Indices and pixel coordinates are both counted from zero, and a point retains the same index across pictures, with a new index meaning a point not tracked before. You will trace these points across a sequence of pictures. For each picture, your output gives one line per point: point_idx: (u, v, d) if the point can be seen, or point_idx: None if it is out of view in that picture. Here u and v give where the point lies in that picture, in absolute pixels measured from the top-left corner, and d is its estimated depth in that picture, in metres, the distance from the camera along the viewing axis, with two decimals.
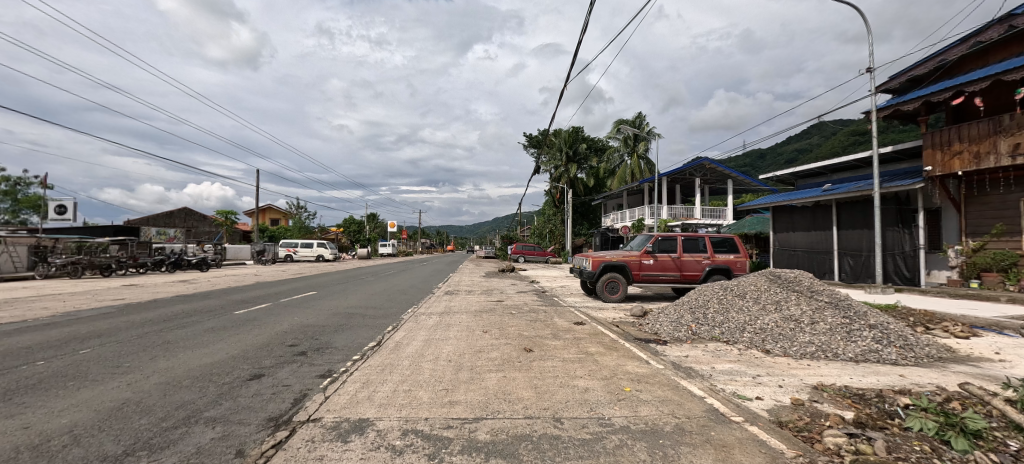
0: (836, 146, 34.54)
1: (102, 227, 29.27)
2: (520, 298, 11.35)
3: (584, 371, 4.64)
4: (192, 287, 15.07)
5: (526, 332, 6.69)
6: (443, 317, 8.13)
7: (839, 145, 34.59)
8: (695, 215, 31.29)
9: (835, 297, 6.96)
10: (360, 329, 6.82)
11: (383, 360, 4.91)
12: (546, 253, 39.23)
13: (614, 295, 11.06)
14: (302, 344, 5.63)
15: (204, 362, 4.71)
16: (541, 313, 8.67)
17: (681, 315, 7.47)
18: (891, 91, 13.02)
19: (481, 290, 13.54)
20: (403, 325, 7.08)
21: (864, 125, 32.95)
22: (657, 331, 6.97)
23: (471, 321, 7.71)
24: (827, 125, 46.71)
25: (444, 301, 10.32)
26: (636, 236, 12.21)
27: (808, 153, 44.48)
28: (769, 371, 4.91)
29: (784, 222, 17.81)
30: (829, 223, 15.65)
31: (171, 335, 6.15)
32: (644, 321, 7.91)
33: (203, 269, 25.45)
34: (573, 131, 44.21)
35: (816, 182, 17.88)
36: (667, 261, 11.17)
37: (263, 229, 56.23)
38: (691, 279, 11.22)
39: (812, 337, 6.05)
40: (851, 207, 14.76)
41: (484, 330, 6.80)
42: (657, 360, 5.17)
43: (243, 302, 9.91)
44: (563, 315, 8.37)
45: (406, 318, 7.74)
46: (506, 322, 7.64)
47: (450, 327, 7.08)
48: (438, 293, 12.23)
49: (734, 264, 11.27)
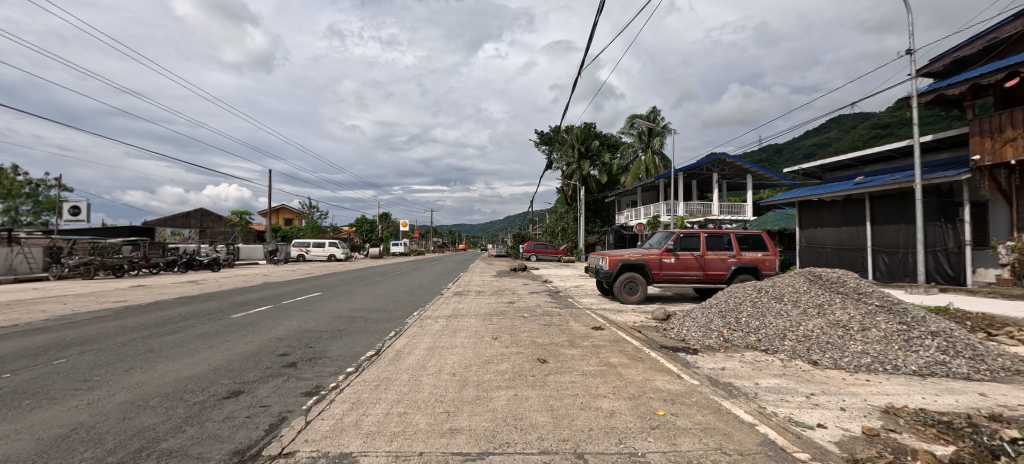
0: (860, 139, 33.02)
1: (118, 227, 29.70)
2: (532, 299, 10.77)
3: (608, 388, 4.02)
4: (198, 288, 14.92)
5: (538, 339, 6.10)
6: (449, 321, 7.59)
7: (863, 138, 33.06)
8: (713, 211, 30.21)
9: (887, 300, 6.17)
10: (359, 335, 6.31)
11: (380, 374, 4.36)
12: (558, 252, 38.54)
13: (633, 296, 10.38)
14: (293, 353, 5.14)
15: (182, 376, 4.26)
16: (555, 317, 8.05)
17: (709, 319, 6.79)
18: (933, 75, 11.96)
19: (491, 290, 12.98)
20: (406, 331, 6.56)
21: (891, 118, 31.43)
22: (683, 337, 6.32)
23: (480, 326, 7.16)
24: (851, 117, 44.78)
25: (452, 303, 9.77)
26: (656, 233, 11.50)
27: (829, 148, 42.82)
28: (823, 388, 4.21)
29: (811, 217, 16.81)
30: (862, 218, 14.62)
31: (158, 342, 5.75)
32: (668, 326, 7.24)
33: (215, 269, 25.54)
34: (584, 127, 43.29)
35: (846, 175, 16.81)
36: (690, 259, 10.44)
37: (277, 229, 56.77)
38: (716, 279, 10.47)
39: (865, 346, 5.31)
40: (887, 200, 13.73)
41: (493, 336, 6.23)
42: (690, 373, 4.52)
43: (244, 304, 9.58)
44: (579, 319, 7.74)
45: (411, 323, 7.23)
46: (517, 327, 7.07)
47: (456, 333, 6.52)
48: (447, 294, 11.72)
49: (762, 263, 10.50)
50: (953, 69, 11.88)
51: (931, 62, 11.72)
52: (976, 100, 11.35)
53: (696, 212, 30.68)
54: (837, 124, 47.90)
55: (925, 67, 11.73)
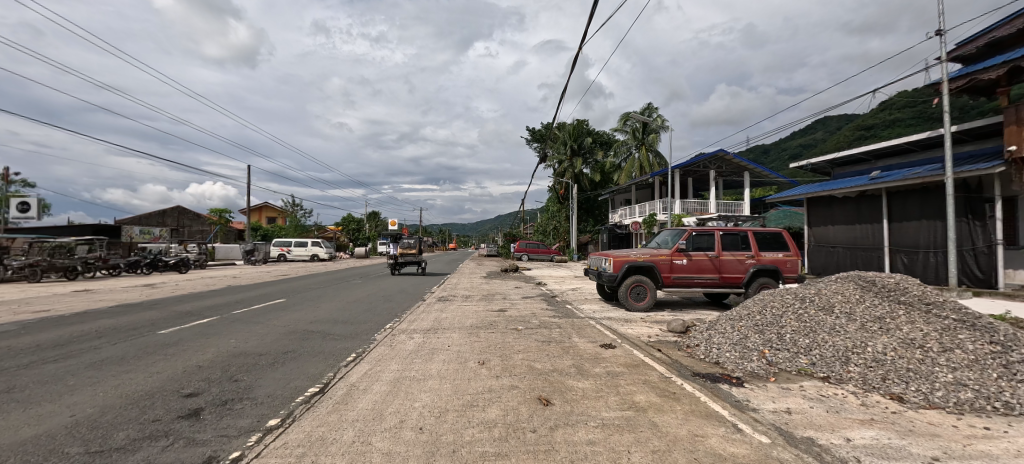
0: (851, 138, 32.67)
1: (78, 227, 27.58)
2: (527, 306, 9.47)
3: (644, 455, 2.72)
4: (153, 292, 13.31)
5: (537, 364, 4.80)
6: (428, 337, 6.24)
7: (854, 137, 32.75)
8: (709, 210, 29.29)
9: (965, 313, 5.02)
10: (308, 359, 4.93)
11: (312, 432, 2.99)
12: (551, 252, 37.40)
13: (640, 303, 9.12)
14: (206, 393, 3.77)
15: (13, 441, 2.88)
16: (554, 330, 6.75)
17: (743, 335, 5.59)
18: (963, 59, 11.04)
19: (480, 295, 11.68)
20: (369, 354, 5.17)
21: (882, 116, 31.06)
22: (715, 359, 5.09)
23: (465, 343, 5.85)
24: (841, 116, 44.61)
25: (433, 313, 8.41)
26: (663, 230, 10.34)
27: (818, 147, 42.57)
28: (944, 447, 2.98)
29: (820, 215, 15.81)
30: (878, 215, 13.66)
31: (30, 375, 4.31)
32: (690, 341, 6.02)
33: (183, 270, 23.70)
34: (577, 124, 42.11)
35: (857, 170, 15.87)
36: (704, 261, 9.26)
37: (257, 227, 54.42)
38: (733, 283, 9.33)
39: (957, 374, 4.13)
40: (906, 196, 12.79)
41: (479, 361, 4.86)
42: (752, 423, 3.25)
43: (187, 315, 8.09)
44: (584, 334, 6.45)
45: (379, 341, 5.90)
46: (510, 345, 5.77)
47: (433, 355, 5.15)
48: (430, 300, 10.39)
49: (784, 264, 9.39)
50: (984, 53, 10.99)
51: (961, 46, 11.03)
52: (1010, 86, 10.40)
53: (693, 211, 29.74)
54: (828, 124, 47.74)
55: (952, 51, 10.92)
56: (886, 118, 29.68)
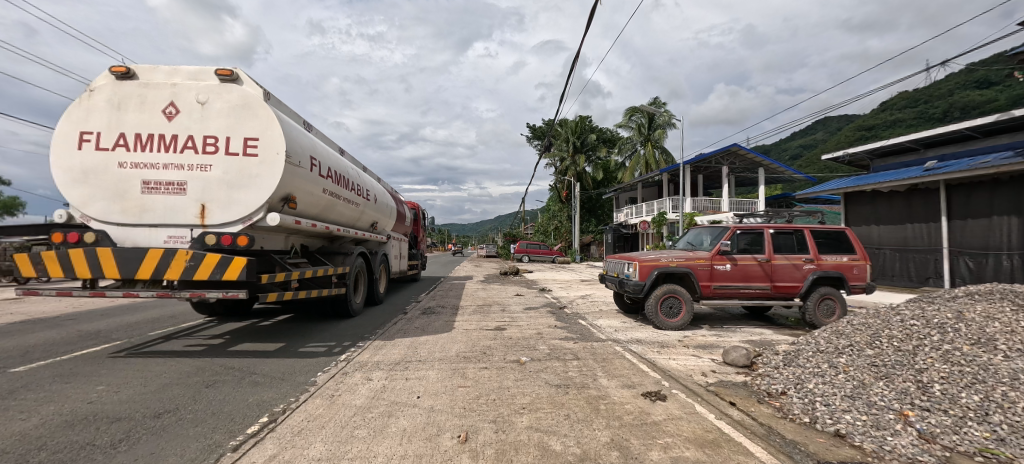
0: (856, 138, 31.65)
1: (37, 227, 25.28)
2: (531, 323, 7.55)
3: None
4: (89, 300, 11.34)
5: (551, 444, 2.89)
6: (393, 379, 4.33)
7: (858, 136, 31.71)
8: (721, 208, 27.54)
9: None
10: (184, 430, 3.07)
11: None
12: (552, 252, 35.47)
13: (674, 318, 7.25)
14: None
15: None
16: (571, 365, 4.86)
17: (858, 383, 3.74)
18: None
19: (473, 306, 9.83)
20: (288, 418, 3.29)
21: (888, 115, 29.95)
22: (833, 427, 3.23)
23: (440, 391, 3.95)
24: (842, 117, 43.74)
25: (410, 335, 6.50)
26: (697, 229, 8.50)
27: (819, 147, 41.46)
28: None
29: (859, 212, 13.96)
30: (935, 213, 11.85)
31: None
32: (770, 386, 4.16)
33: None
34: (580, 119, 40.31)
35: (902, 162, 14.06)
36: (751, 266, 7.42)
37: None
38: (787, 293, 7.50)
39: None
40: (973, 190, 10.97)
41: (460, 435, 3.00)
42: None
43: (88, 338, 6.19)
44: (614, 373, 4.53)
45: (318, 385, 4.06)
46: (510, 394, 3.89)
47: (388, 421, 3.23)
48: (412, 314, 8.57)
49: (850, 270, 7.58)
50: None
51: None
52: None
53: (704, 209, 27.89)
54: (829, 125, 46.69)
55: None
56: (892, 117, 28.61)
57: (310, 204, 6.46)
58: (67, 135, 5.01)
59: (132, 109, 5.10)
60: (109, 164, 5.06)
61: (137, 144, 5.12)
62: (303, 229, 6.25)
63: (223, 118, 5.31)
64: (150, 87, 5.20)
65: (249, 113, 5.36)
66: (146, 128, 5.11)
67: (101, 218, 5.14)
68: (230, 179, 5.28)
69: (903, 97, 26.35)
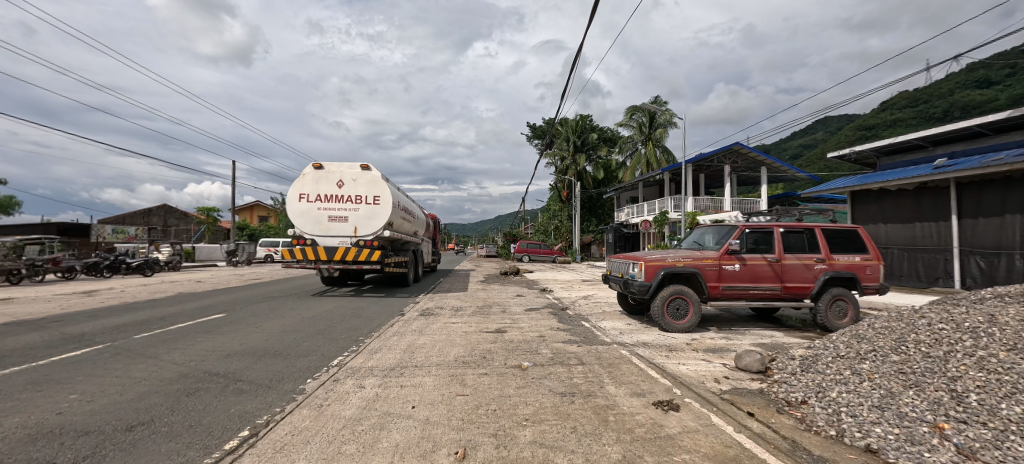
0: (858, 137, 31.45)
1: (31, 227, 24.92)
2: (533, 325, 7.28)
3: None
4: (79, 302, 11.03)
5: (558, 461, 2.63)
6: (387, 386, 4.06)
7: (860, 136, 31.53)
8: (723, 208, 27.28)
9: None
10: (157, 445, 2.82)
11: None
12: (552, 251, 35.18)
13: (681, 320, 7.00)
14: None
15: None
16: (576, 371, 4.59)
17: (886, 392, 3.48)
18: None
19: (472, 307, 9.58)
20: (270, 432, 3.03)
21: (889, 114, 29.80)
22: (863, 442, 2.95)
23: (436, 400, 3.69)
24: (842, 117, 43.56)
25: (407, 338, 6.26)
26: (703, 228, 8.23)
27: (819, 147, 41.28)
28: None
29: (866, 211, 13.70)
30: (945, 212, 11.59)
31: None
32: (789, 394, 3.89)
33: (148, 273, 21.31)
34: (581, 118, 40.00)
35: (908, 160, 13.84)
36: (760, 266, 7.17)
37: (244, 226, 51.39)
38: (797, 294, 7.24)
39: None
40: (985, 188, 10.72)
41: (457, 452, 2.74)
42: None
43: (70, 342, 5.92)
44: (621, 380, 4.28)
45: (306, 393, 3.81)
46: (510, 403, 3.62)
47: (378, 436, 2.97)
48: (409, 315, 8.31)
49: (862, 270, 7.32)
50: None
51: None
52: None
53: (705, 208, 27.66)
54: (829, 125, 46.53)
55: None
56: (895, 116, 28.41)
57: (399, 224, 13.57)
58: (295, 195, 12.22)
59: (324, 184, 12.37)
60: (313, 209, 12.32)
61: (326, 200, 12.41)
62: (393, 236, 12.88)
63: (361, 187, 12.40)
64: (334, 174, 12.50)
65: (375, 185, 12.45)
66: (329, 192, 12.38)
67: (311, 233, 12.33)
68: (365, 214, 12.35)
69: (905, 96, 26.12)
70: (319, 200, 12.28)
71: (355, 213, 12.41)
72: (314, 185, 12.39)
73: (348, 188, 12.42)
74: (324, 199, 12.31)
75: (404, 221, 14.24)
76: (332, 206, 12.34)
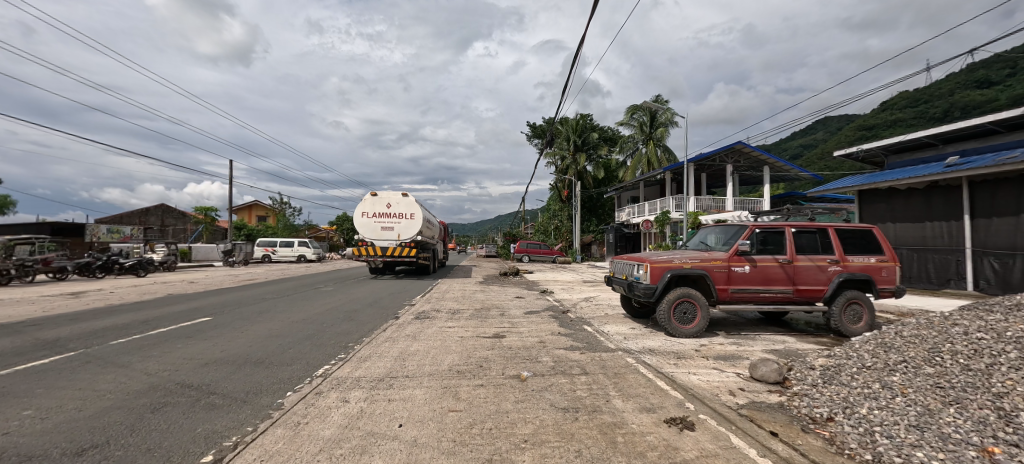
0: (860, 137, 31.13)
1: (24, 227, 24.54)
2: (532, 330, 6.95)
3: None
4: (64, 303, 10.68)
5: None
6: (373, 400, 3.72)
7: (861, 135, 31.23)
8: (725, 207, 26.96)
9: None
10: None
11: None
12: (552, 252, 34.83)
13: (688, 325, 6.66)
14: None
15: None
16: (579, 382, 4.26)
17: (924, 409, 3.13)
18: None
19: (470, 310, 9.24)
20: (236, 456, 2.69)
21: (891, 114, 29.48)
22: None
23: (424, 417, 3.35)
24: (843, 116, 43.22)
25: (400, 344, 5.93)
26: (711, 228, 7.91)
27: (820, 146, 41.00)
28: None
29: (874, 211, 13.37)
30: (957, 211, 11.27)
31: None
32: (814, 409, 3.55)
33: (141, 273, 20.96)
34: (581, 117, 39.66)
35: (915, 159, 13.53)
36: (771, 268, 6.83)
37: (241, 226, 51.05)
38: (810, 297, 6.91)
39: None
40: (998, 187, 10.39)
41: None
42: None
43: (40, 348, 5.57)
44: (629, 393, 3.94)
45: (285, 409, 3.48)
46: (507, 421, 3.29)
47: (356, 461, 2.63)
48: (404, 319, 7.98)
49: (878, 273, 6.99)
50: None
51: None
52: None
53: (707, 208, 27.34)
54: (829, 125, 46.25)
55: None
56: (897, 115, 28.09)
57: (427, 231, 16.15)
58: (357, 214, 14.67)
59: (378, 205, 14.77)
60: (370, 223, 14.71)
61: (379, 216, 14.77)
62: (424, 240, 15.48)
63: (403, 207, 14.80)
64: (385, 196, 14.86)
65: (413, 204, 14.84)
66: (382, 210, 14.76)
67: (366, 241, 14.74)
68: (407, 225, 14.80)
69: (908, 95, 25.81)
70: (374, 215, 14.67)
71: (400, 224, 14.79)
72: (371, 204, 14.83)
73: (396, 206, 14.85)
74: (378, 215, 14.68)
75: (429, 227, 16.88)
76: (384, 219, 14.67)
